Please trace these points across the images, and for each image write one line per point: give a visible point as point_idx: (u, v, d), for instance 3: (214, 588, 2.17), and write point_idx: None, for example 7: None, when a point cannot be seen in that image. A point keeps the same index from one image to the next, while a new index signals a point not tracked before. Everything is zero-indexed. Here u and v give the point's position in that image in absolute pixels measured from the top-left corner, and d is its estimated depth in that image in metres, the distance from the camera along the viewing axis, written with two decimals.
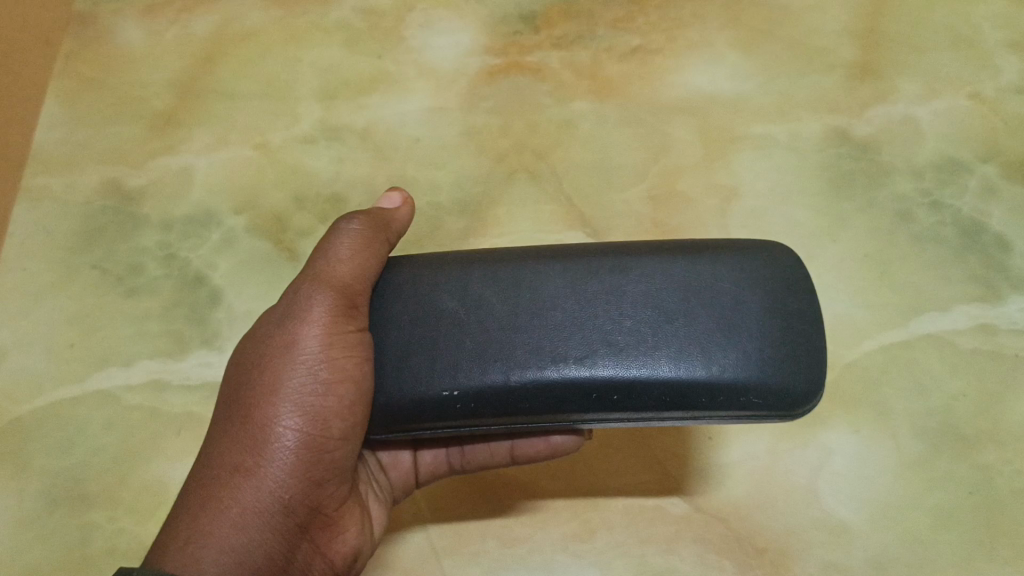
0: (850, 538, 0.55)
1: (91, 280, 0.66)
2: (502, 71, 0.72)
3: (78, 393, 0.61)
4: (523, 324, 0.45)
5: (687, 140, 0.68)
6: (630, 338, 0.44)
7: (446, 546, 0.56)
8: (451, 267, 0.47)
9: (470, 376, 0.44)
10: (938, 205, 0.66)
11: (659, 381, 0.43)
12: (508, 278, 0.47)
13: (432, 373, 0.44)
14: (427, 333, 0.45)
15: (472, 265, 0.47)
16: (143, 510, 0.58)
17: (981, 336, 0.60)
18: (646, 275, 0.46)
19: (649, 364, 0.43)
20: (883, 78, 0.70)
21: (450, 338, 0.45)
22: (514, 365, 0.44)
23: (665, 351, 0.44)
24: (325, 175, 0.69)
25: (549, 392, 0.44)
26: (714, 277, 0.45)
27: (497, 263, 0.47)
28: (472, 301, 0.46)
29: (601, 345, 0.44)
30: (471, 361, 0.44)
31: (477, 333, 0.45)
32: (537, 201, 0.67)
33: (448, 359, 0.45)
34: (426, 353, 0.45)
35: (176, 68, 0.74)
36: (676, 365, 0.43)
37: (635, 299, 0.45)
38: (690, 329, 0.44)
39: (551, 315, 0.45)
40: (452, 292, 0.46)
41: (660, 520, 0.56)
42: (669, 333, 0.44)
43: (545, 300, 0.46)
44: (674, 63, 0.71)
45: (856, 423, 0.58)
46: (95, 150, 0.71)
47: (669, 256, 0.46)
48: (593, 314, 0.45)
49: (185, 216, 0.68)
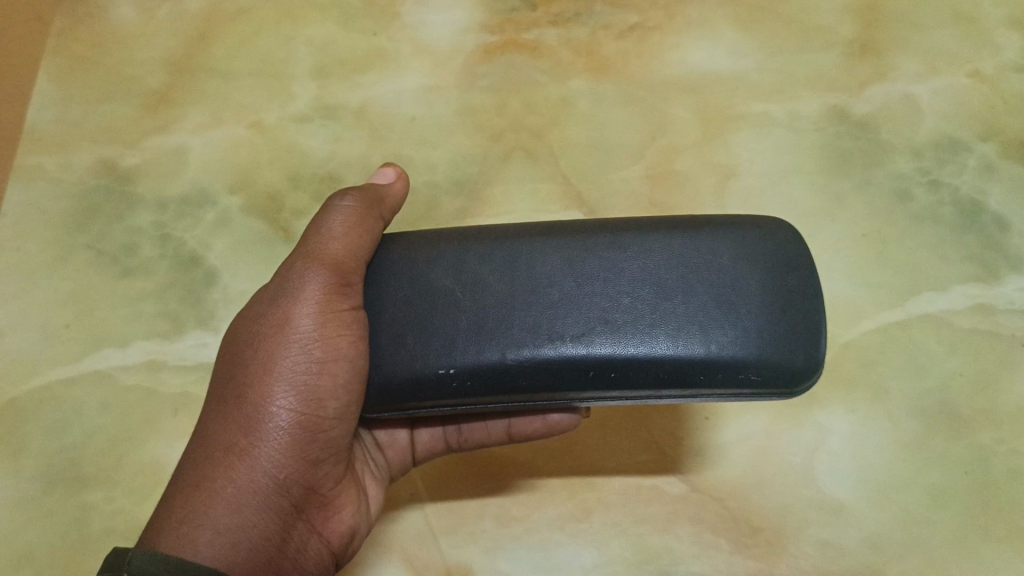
0: (846, 517, 0.55)
1: (86, 261, 0.65)
2: (499, 48, 0.71)
3: (74, 374, 0.61)
4: (520, 302, 0.45)
5: (686, 118, 0.68)
6: (627, 316, 0.44)
7: (443, 526, 0.56)
8: (447, 245, 0.47)
9: (467, 355, 0.44)
10: (937, 183, 0.65)
11: (657, 359, 0.43)
12: (505, 255, 0.46)
13: (428, 352, 0.44)
14: (422, 311, 0.45)
15: (468, 243, 0.47)
16: (141, 490, 0.58)
17: (979, 315, 0.60)
18: (643, 252, 0.46)
19: (648, 342, 0.43)
20: (883, 56, 0.69)
21: (446, 317, 0.45)
22: (511, 343, 0.44)
23: (662, 329, 0.43)
24: (321, 155, 0.68)
25: (547, 370, 0.44)
26: (713, 254, 0.45)
27: (494, 241, 0.47)
28: (468, 280, 0.46)
29: (598, 323, 0.44)
30: (467, 340, 0.44)
31: (473, 311, 0.45)
32: (533, 180, 0.66)
33: (445, 338, 0.45)
34: (423, 332, 0.45)
35: (169, 45, 0.73)
36: (674, 343, 0.43)
37: (632, 277, 0.45)
38: (688, 306, 0.44)
39: (548, 293, 0.45)
40: (448, 271, 0.46)
41: (656, 499, 0.56)
42: (667, 311, 0.44)
43: (541, 278, 0.45)
44: (673, 41, 0.71)
45: (853, 403, 0.58)
46: (89, 129, 0.70)
47: (666, 233, 0.46)
48: (590, 292, 0.45)
49: (180, 196, 0.67)
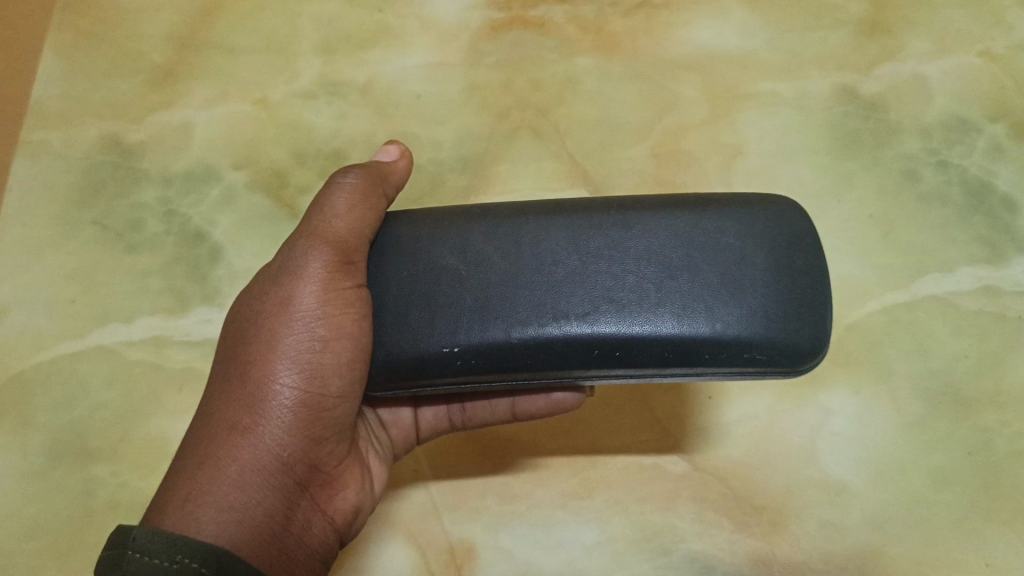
0: (849, 496, 0.55)
1: (92, 236, 0.65)
2: (505, 25, 0.71)
3: (80, 349, 0.62)
4: (525, 281, 0.45)
5: (693, 97, 0.67)
6: (631, 295, 0.44)
7: (446, 503, 0.56)
8: (451, 223, 0.47)
9: (471, 333, 0.44)
10: (945, 164, 0.65)
11: (661, 339, 0.43)
12: (510, 234, 0.46)
13: (432, 330, 0.44)
14: (426, 290, 0.45)
15: (472, 221, 0.47)
16: (146, 464, 0.58)
17: (985, 297, 0.60)
18: (648, 231, 0.45)
19: (652, 321, 0.43)
20: (893, 35, 0.69)
21: (450, 295, 0.45)
22: (515, 322, 0.44)
23: (667, 308, 0.43)
24: (326, 131, 0.68)
25: (551, 349, 0.44)
26: (718, 233, 0.45)
27: (499, 219, 0.47)
28: (473, 258, 0.46)
29: (602, 302, 0.44)
30: (472, 317, 0.44)
31: (477, 290, 0.45)
32: (539, 159, 0.66)
33: (449, 316, 0.45)
34: (427, 310, 0.45)
35: (174, 21, 0.73)
36: (679, 322, 0.43)
37: (637, 256, 0.45)
38: (693, 285, 0.44)
39: (553, 272, 0.45)
40: (452, 249, 0.46)
41: (660, 478, 0.56)
42: (671, 290, 0.44)
43: (546, 257, 0.45)
44: (681, 18, 0.70)
45: (857, 384, 0.58)
46: (94, 104, 0.70)
47: (672, 211, 0.46)
48: (594, 271, 0.45)
49: (185, 172, 0.67)
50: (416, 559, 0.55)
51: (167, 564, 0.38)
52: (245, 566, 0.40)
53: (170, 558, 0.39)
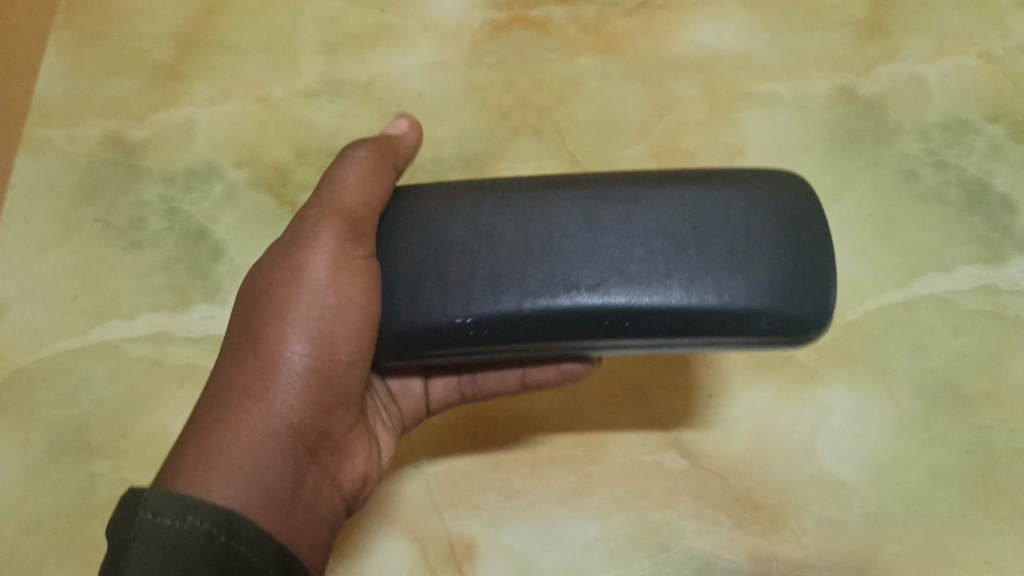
0: (847, 493, 0.55)
1: (94, 233, 0.66)
2: (507, 25, 0.71)
3: (82, 344, 0.62)
4: (535, 254, 0.45)
5: (693, 97, 0.68)
6: (640, 264, 0.44)
7: (447, 499, 0.56)
8: (462, 197, 0.47)
9: (482, 304, 0.44)
10: (944, 164, 0.65)
11: (671, 309, 0.43)
12: (520, 207, 0.46)
13: (444, 301, 0.45)
14: (438, 261, 0.46)
15: (483, 195, 0.47)
16: (148, 460, 0.58)
17: (983, 296, 0.60)
18: (658, 203, 0.46)
19: (661, 292, 0.43)
20: (893, 36, 0.69)
21: (462, 267, 0.45)
22: (526, 292, 0.44)
23: (677, 279, 0.43)
24: (328, 130, 0.68)
25: (563, 318, 0.44)
26: (725, 207, 0.45)
27: (508, 194, 0.47)
28: (483, 230, 0.46)
29: (612, 273, 0.44)
30: (483, 288, 0.44)
31: (489, 261, 0.45)
32: (539, 158, 0.66)
33: (461, 286, 0.45)
34: (439, 281, 0.45)
35: (176, 20, 0.73)
36: (688, 293, 0.43)
37: (646, 229, 0.45)
38: (701, 257, 0.44)
39: (563, 245, 0.45)
40: (463, 221, 0.46)
41: (659, 475, 0.57)
42: (680, 262, 0.44)
43: (557, 230, 0.45)
44: (682, 19, 0.70)
45: (856, 382, 0.58)
46: (97, 102, 0.70)
47: (680, 185, 0.46)
48: (605, 241, 0.45)
49: (187, 169, 0.68)
50: (416, 555, 0.55)
51: (180, 543, 0.39)
52: (257, 532, 0.41)
53: (179, 518, 0.39)
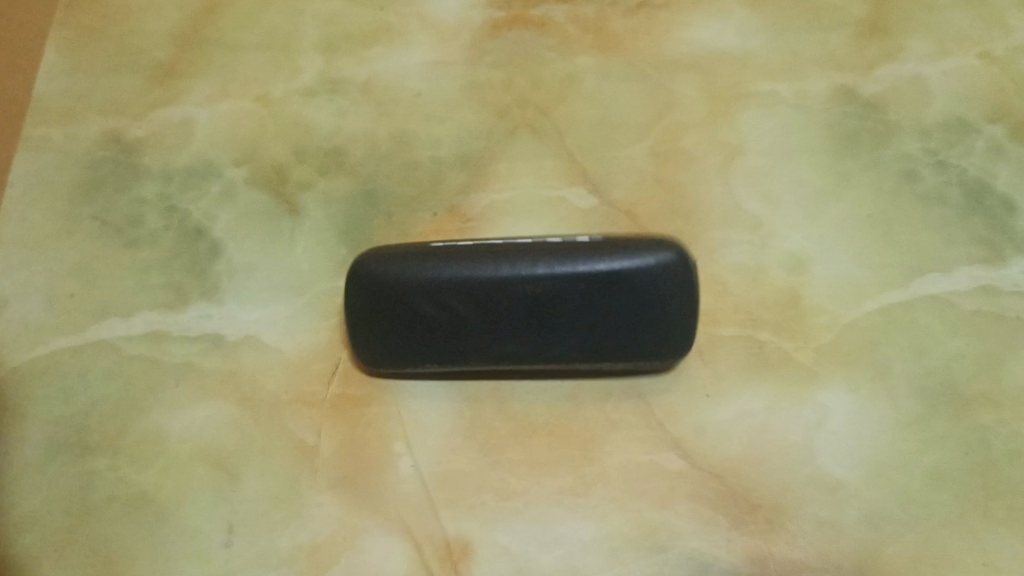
0: (845, 495, 0.55)
1: (92, 231, 0.65)
2: (506, 24, 0.71)
3: (79, 343, 0.61)
4: (473, 324, 0.53)
5: (693, 96, 0.68)
6: (558, 325, 0.53)
7: (444, 499, 0.56)
8: (414, 270, 0.53)
9: (432, 365, 0.55)
10: (944, 164, 0.65)
11: (573, 358, 0.54)
12: (464, 280, 0.52)
13: (404, 361, 0.55)
14: (398, 332, 0.54)
15: (434, 266, 0.53)
16: (143, 459, 0.58)
17: (983, 297, 0.60)
18: (574, 275, 0.52)
19: (568, 347, 0.53)
20: (892, 36, 0.69)
21: (413, 338, 0.54)
22: (465, 352, 0.54)
23: (581, 337, 0.53)
24: (327, 129, 0.68)
25: (491, 366, 0.54)
26: (632, 283, 0.52)
27: (456, 264, 0.52)
28: (434, 308, 0.53)
29: (534, 335, 0.53)
30: (429, 356, 0.54)
31: (435, 332, 0.53)
32: (539, 156, 0.66)
33: (414, 351, 0.54)
34: (398, 345, 0.54)
35: (176, 18, 0.73)
36: (589, 350, 0.53)
37: (567, 298, 0.52)
38: (601, 322, 0.53)
39: (496, 313, 0.52)
40: (415, 300, 0.53)
41: (657, 475, 0.56)
42: (586, 325, 0.53)
43: (494, 299, 0.52)
44: (681, 19, 0.71)
45: (854, 382, 0.58)
46: (96, 100, 0.70)
47: (598, 259, 0.52)
48: (535, 307, 0.52)
49: (186, 168, 0.68)
50: (411, 555, 0.55)
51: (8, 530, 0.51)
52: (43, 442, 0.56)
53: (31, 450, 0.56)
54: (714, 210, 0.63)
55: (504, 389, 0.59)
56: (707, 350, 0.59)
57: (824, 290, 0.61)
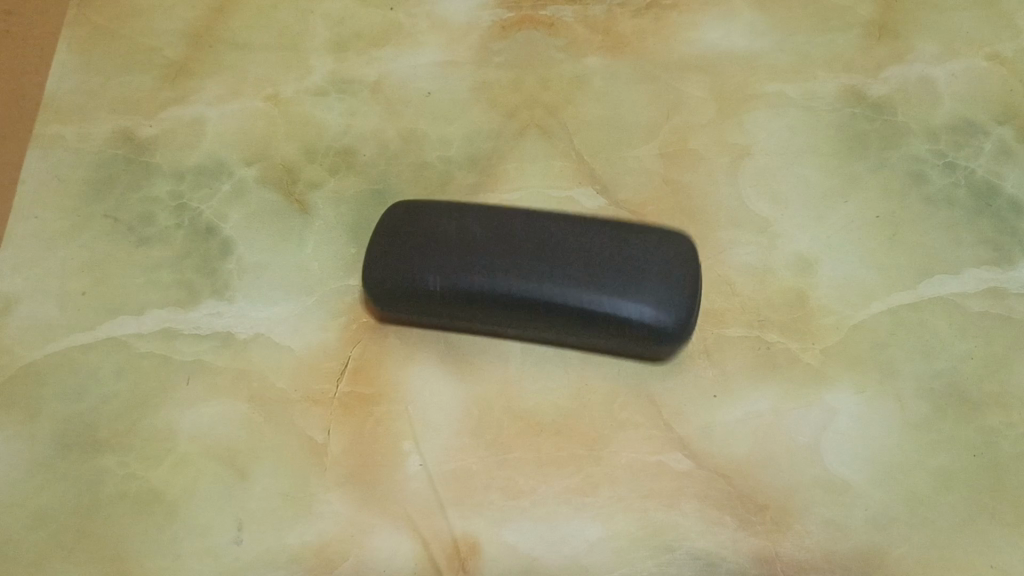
0: (851, 496, 0.55)
1: (104, 229, 0.66)
2: (516, 24, 0.72)
3: (90, 340, 0.62)
4: (488, 250, 0.55)
5: (701, 97, 0.68)
6: (570, 267, 0.53)
7: (451, 497, 0.56)
8: (447, 209, 0.57)
9: (439, 263, 0.55)
10: (952, 166, 0.65)
11: (573, 302, 0.53)
12: (490, 217, 0.56)
13: (412, 265, 0.55)
14: (417, 250, 0.56)
15: (463, 210, 0.57)
16: (153, 456, 0.58)
17: (991, 299, 0.60)
18: (590, 236, 0.55)
19: (571, 289, 0.53)
20: (900, 37, 0.70)
21: (428, 254, 0.55)
22: (472, 262, 0.54)
23: (587, 282, 0.53)
24: (336, 128, 0.69)
25: (492, 289, 0.54)
26: (640, 253, 0.54)
27: (484, 211, 0.57)
28: (457, 232, 0.56)
29: (542, 272, 0.53)
30: (440, 257, 0.55)
31: (451, 248, 0.55)
32: (548, 155, 0.66)
33: (425, 259, 0.55)
34: (412, 253, 0.55)
35: (188, 18, 0.74)
36: (593, 293, 0.53)
37: (577, 248, 0.54)
38: (606, 274, 0.53)
39: (511, 247, 0.54)
40: (444, 226, 0.56)
41: (664, 475, 0.56)
42: (592, 274, 0.53)
43: (512, 235, 0.55)
44: (689, 20, 0.71)
45: (861, 384, 0.58)
46: (107, 99, 0.71)
47: (613, 229, 0.55)
48: (552, 249, 0.54)
49: (197, 166, 0.68)
50: (418, 552, 0.55)
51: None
52: None
53: None
54: (721, 211, 0.64)
55: (512, 389, 0.59)
56: (714, 350, 0.59)
57: (831, 292, 0.61)
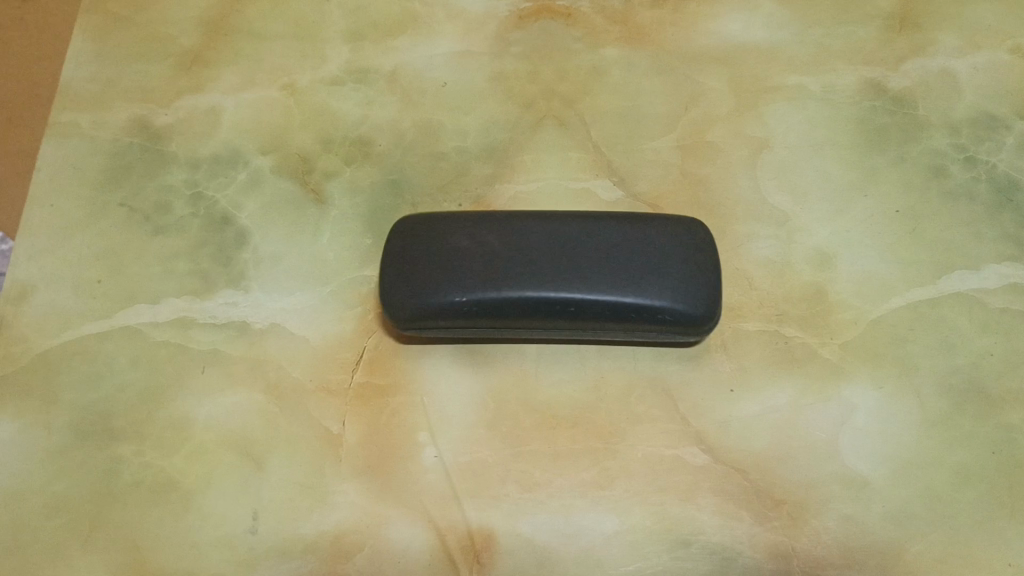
0: (870, 492, 0.55)
1: (120, 217, 0.66)
2: (533, 14, 0.71)
3: (106, 328, 0.62)
4: (511, 260, 0.53)
5: (719, 89, 0.67)
6: (592, 267, 0.53)
7: (467, 489, 0.56)
8: (458, 219, 0.56)
9: (469, 283, 0.53)
10: (972, 161, 0.64)
11: (603, 304, 0.53)
12: (505, 225, 0.55)
13: (439, 286, 0.53)
14: (439, 265, 0.54)
15: (477, 218, 0.55)
16: (169, 445, 0.58)
17: (1012, 295, 0.60)
18: (608, 231, 0.54)
19: (599, 290, 0.53)
20: (921, 30, 0.69)
21: (452, 270, 0.53)
22: (501, 277, 0.53)
23: (613, 281, 0.53)
24: (352, 118, 0.68)
25: (523, 302, 0.53)
26: (658, 243, 0.54)
27: (497, 218, 0.55)
28: (475, 245, 0.54)
29: (569, 276, 0.53)
30: (468, 275, 0.53)
31: (476, 263, 0.53)
32: (564, 147, 0.66)
33: (451, 278, 0.53)
34: (434, 271, 0.54)
35: (204, 7, 0.73)
36: (620, 292, 0.52)
37: (598, 246, 0.54)
38: (630, 269, 0.53)
39: (533, 254, 0.54)
40: (457, 240, 0.54)
41: (680, 469, 0.56)
42: (617, 271, 0.53)
43: (532, 243, 0.54)
44: (708, 11, 0.71)
45: (880, 379, 0.58)
46: (123, 87, 0.70)
47: (628, 221, 0.55)
48: (572, 250, 0.54)
49: (213, 156, 0.68)
50: (433, 543, 0.55)
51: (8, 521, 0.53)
52: None
53: None
54: (740, 204, 0.63)
55: (528, 381, 0.59)
56: (731, 343, 0.59)
57: (850, 286, 0.60)
